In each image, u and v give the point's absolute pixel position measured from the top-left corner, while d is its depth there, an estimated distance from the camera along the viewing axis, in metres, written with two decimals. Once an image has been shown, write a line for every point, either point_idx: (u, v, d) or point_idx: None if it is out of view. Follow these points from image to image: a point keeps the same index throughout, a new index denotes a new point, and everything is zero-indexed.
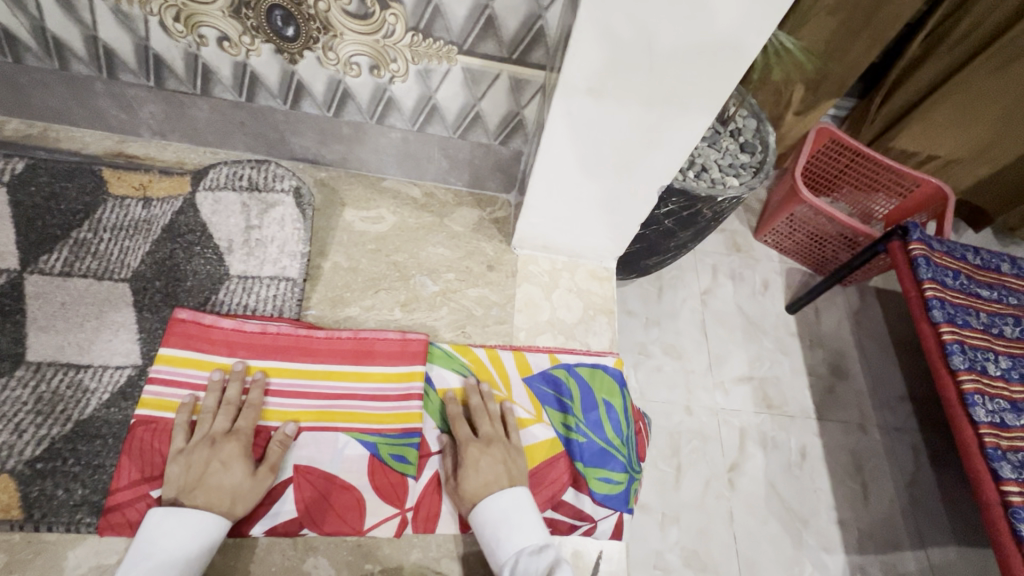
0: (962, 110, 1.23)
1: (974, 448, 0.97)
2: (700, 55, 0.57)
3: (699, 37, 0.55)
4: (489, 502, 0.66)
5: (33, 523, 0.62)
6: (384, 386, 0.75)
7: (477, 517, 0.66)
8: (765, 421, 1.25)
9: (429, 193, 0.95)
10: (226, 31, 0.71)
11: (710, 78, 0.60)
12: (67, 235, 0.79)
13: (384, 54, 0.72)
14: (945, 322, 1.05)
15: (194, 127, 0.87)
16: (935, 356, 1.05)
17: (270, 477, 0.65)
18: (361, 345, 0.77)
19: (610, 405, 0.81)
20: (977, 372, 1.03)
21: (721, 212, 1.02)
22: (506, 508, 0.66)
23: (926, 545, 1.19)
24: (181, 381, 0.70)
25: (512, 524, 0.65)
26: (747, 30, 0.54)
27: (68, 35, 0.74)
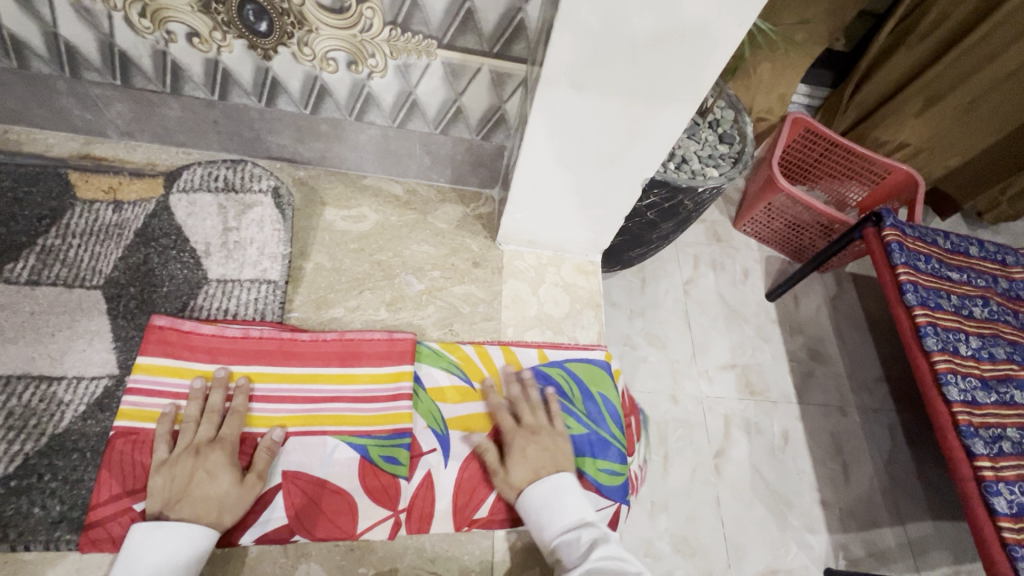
0: (928, 106, 1.27)
1: (947, 426, 1.00)
2: (676, 43, 0.57)
3: (676, 25, 0.55)
4: (531, 491, 0.69)
5: (9, 543, 0.60)
6: (372, 387, 0.74)
7: (524, 503, 0.69)
8: (748, 406, 1.28)
9: (411, 190, 0.94)
10: (195, 27, 0.69)
11: (687, 67, 0.59)
12: (33, 242, 0.76)
13: (362, 49, 0.70)
14: (919, 305, 1.08)
15: (165, 126, 0.84)
16: (910, 339, 1.08)
17: (260, 484, 0.64)
18: (348, 346, 0.76)
19: (607, 397, 0.82)
20: (949, 352, 1.06)
21: (702, 203, 1.03)
22: (540, 497, 0.68)
23: (904, 521, 1.23)
24: (161, 391, 0.68)
25: (559, 503, 0.67)
26: (721, 16, 0.54)
27: (28, 33, 0.70)
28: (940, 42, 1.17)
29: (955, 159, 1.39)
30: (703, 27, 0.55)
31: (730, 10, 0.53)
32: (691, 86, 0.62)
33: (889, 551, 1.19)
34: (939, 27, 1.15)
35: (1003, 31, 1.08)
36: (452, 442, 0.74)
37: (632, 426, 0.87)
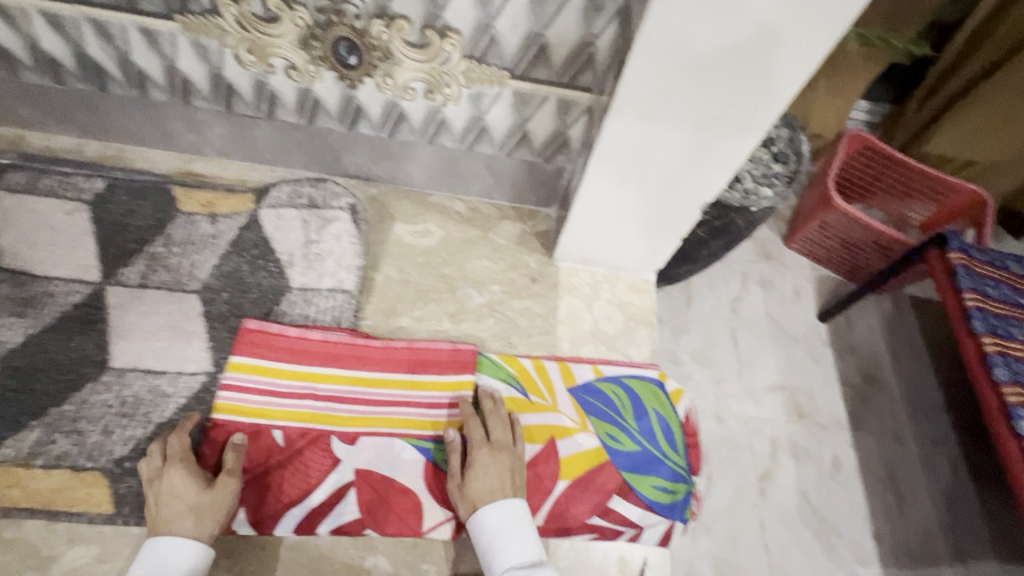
0: (1000, 116, 1.22)
1: (1016, 460, 0.96)
2: (749, 47, 0.56)
3: (748, 27, 0.54)
4: (488, 514, 0.67)
5: (123, 517, 0.68)
6: (437, 394, 0.79)
7: (476, 526, 0.67)
8: (797, 430, 1.26)
9: (473, 207, 0.98)
10: (293, 60, 0.76)
11: (760, 71, 0.59)
12: (142, 249, 0.85)
13: (439, 79, 0.76)
14: (986, 332, 1.05)
15: (257, 146, 0.92)
16: (975, 367, 1.04)
17: (234, 481, 0.67)
18: (415, 354, 0.81)
19: (661, 414, 0.84)
20: (1021, 384, 1.01)
21: (754, 223, 1.05)
22: (501, 520, 0.66)
23: (966, 561, 1.17)
24: (250, 388, 0.75)
25: (511, 535, 0.66)
26: (797, 16, 0.53)
27: (151, 67, 0.80)
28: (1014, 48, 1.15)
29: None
30: (778, 28, 0.54)
31: (806, 9, 0.53)
32: (754, 108, 0.63)
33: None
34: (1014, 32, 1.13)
35: None
36: None
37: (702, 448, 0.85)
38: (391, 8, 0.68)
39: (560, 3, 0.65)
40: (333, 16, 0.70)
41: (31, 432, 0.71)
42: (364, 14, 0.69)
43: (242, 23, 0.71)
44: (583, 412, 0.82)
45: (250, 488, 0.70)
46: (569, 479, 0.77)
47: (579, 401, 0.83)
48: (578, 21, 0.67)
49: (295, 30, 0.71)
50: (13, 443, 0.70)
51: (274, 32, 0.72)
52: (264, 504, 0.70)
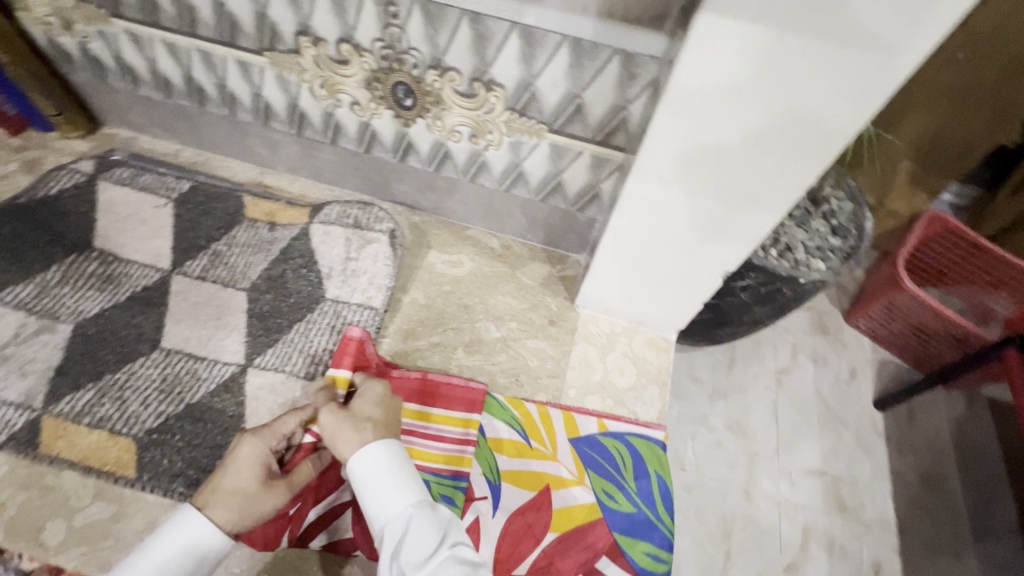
0: None
1: None
2: (837, 121, 0.54)
3: (846, 101, 0.52)
4: (371, 461, 0.60)
5: (141, 482, 0.75)
6: (443, 428, 0.81)
7: (360, 474, 0.60)
8: (835, 524, 1.16)
9: (506, 245, 1.03)
10: (357, 97, 0.85)
11: (839, 147, 0.56)
12: (208, 246, 0.97)
13: (483, 126, 0.82)
14: None
15: (320, 167, 1.02)
16: None
17: (282, 499, 0.65)
18: (427, 385, 0.84)
19: (663, 480, 0.82)
20: None
21: (802, 294, 1.01)
22: (387, 465, 0.60)
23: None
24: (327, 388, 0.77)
25: (395, 479, 0.60)
26: (821, 106, 0.53)
27: (241, 91, 0.91)
28: None
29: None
30: (873, 108, 0.52)
31: (832, 100, 0.52)
32: (776, 186, 0.62)
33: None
34: None
35: None
36: (502, 493, 0.79)
37: None
38: (445, 61, 0.75)
39: (598, 69, 0.69)
40: (394, 63, 0.77)
41: (83, 393, 0.80)
42: (421, 64, 0.76)
43: (318, 62, 0.81)
44: (583, 465, 0.82)
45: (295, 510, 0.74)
46: (560, 532, 0.77)
47: (580, 453, 0.83)
48: (615, 86, 0.70)
49: (361, 72, 0.80)
50: (69, 400, 0.79)
51: (344, 72, 0.81)
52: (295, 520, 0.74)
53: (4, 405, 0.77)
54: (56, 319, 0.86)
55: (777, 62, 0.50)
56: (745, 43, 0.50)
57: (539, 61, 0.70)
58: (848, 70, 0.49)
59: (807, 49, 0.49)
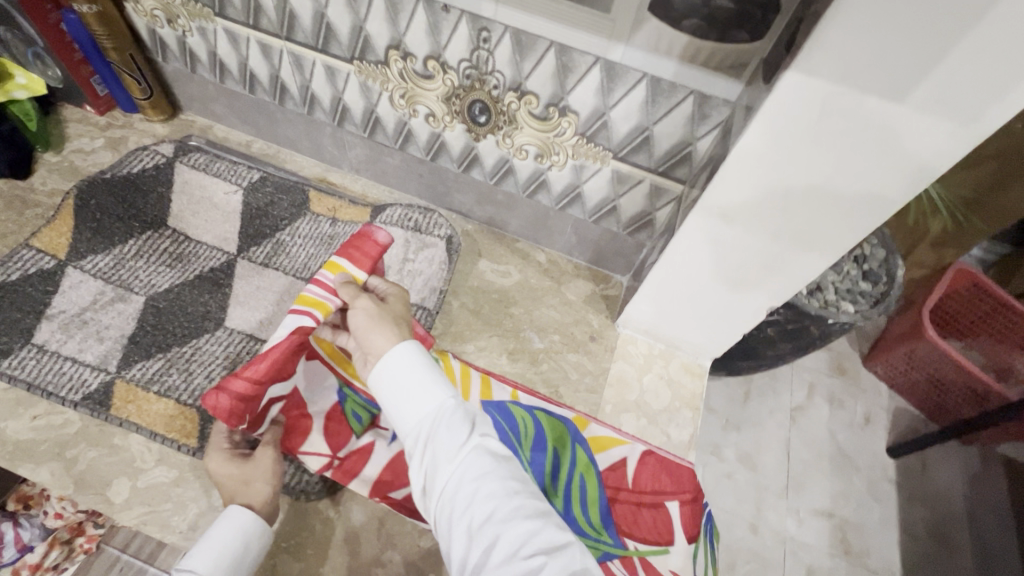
0: None
1: None
2: (900, 180, 0.58)
3: (911, 162, 0.56)
4: (402, 356, 0.59)
5: (201, 455, 0.78)
6: None
7: (387, 367, 0.59)
8: (840, 565, 1.18)
9: (552, 260, 1.07)
10: (433, 109, 0.90)
11: (898, 202, 0.60)
12: (273, 235, 1.03)
13: (550, 147, 0.87)
14: None
15: (384, 170, 1.08)
16: None
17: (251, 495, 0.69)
18: None
19: (559, 455, 0.75)
20: None
21: (829, 334, 1.03)
22: (413, 362, 0.59)
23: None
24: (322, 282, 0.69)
25: (420, 372, 0.59)
26: (887, 163, 0.57)
27: (323, 94, 0.97)
28: None
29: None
30: (938, 172, 0.56)
31: (897, 159, 0.56)
32: (833, 232, 0.66)
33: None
34: None
35: None
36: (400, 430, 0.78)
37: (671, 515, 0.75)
38: (525, 85, 0.80)
39: (671, 106, 0.74)
40: (476, 83, 0.83)
41: (153, 363, 0.86)
42: (502, 85, 0.81)
43: (404, 75, 0.86)
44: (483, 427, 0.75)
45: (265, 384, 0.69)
46: None
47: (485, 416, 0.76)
48: (685, 124, 0.75)
49: (443, 88, 0.85)
50: (140, 366, 0.85)
51: (426, 86, 0.86)
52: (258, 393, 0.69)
53: (80, 366, 0.83)
54: (130, 290, 0.93)
55: (851, 120, 0.55)
56: (825, 101, 0.54)
57: (616, 94, 0.75)
58: (916, 133, 0.53)
59: (880, 112, 0.53)
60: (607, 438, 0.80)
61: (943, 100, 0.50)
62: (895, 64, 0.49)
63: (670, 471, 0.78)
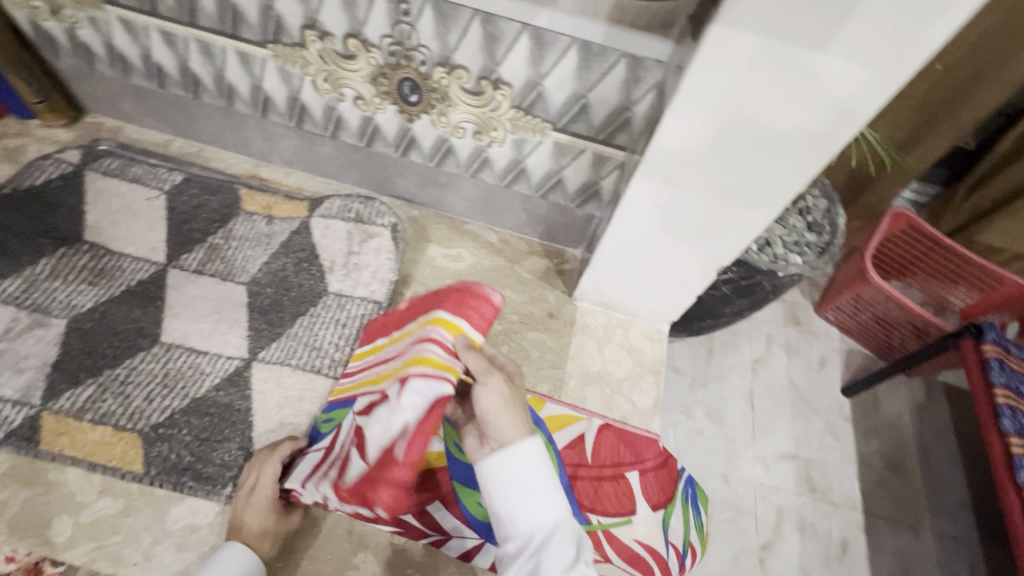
0: None
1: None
2: (830, 130, 0.58)
3: (841, 111, 0.56)
4: (524, 458, 0.54)
5: (149, 478, 0.74)
6: (368, 361, 0.78)
7: (502, 467, 0.55)
8: (806, 504, 1.24)
9: (504, 239, 1.05)
10: (361, 92, 0.85)
11: (830, 153, 0.61)
12: (204, 239, 0.96)
13: (487, 123, 0.84)
14: (1015, 433, 1.00)
15: (319, 160, 1.02)
16: (1001, 469, 1.00)
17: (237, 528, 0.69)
18: (393, 318, 0.79)
19: None
20: None
21: (781, 286, 1.08)
22: (534, 468, 0.55)
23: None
24: (435, 340, 0.61)
25: (541, 484, 0.55)
26: (816, 114, 0.57)
27: (240, 83, 0.90)
28: None
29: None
30: (865, 118, 0.56)
31: (826, 109, 0.56)
32: (771, 187, 0.66)
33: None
34: None
35: None
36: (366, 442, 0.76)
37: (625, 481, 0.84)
38: (453, 59, 0.76)
39: (605, 71, 0.72)
40: (402, 60, 0.78)
41: (84, 389, 0.79)
42: (429, 61, 0.77)
43: (324, 57, 0.81)
44: None
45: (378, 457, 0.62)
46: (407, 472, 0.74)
47: None
48: (620, 88, 0.73)
49: (367, 67, 0.80)
50: (69, 395, 0.78)
51: (350, 67, 0.81)
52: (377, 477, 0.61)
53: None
54: (49, 313, 0.84)
55: (781, 72, 0.54)
56: (752, 55, 0.54)
57: (548, 62, 0.72)
58: (841, 81, 0.54)
59: (805, 63, 0.53)
60: (562, 416, 0.87)
61: (863, 47, 0.50)
62: (816, 12, 0.49)
63: (626, 441, 0.87)
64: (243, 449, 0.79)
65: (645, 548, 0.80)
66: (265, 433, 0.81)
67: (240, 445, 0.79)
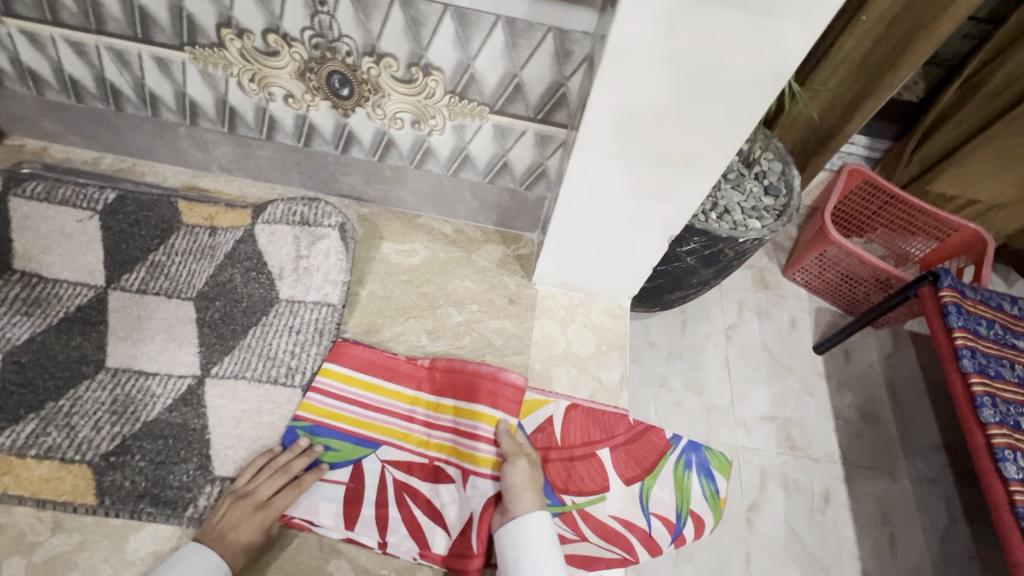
0: (1002, 159, 1.21)
1: (1002, 503, 0.94)
2: (758, 87, 0.58)
3: (768, 64, 0.56)
4: (534, 523, 0.70)
5: (104, 509, 0.72)
6: (369, 397, 0.84)
7: (518, 530, 0.70)
8: (788, 462, 1.26)
9: (459, 230, 1.04)
10: (290, 89, 0.82)
11: (761, 111, 0.61)
12: (145, 257, 0.92)
13: (424, 111, 0.82)
14: (975, 372, 1.03)
15: (258, 165, 0.99)
16: (964, 407, 1.03)
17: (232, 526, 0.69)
18: (404, 368, 0.87)
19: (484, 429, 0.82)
20: (1009, 427, 0.99)
21: (743, 253, 1.07)
22: (541, 533, 0.70)
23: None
24: (483, 438, 0.81)
25: (543, 550, 0.69)
26: (742, 72, 0.57)
27: (163, 91, 0.86)
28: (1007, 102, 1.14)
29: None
30: (790, 72, 0.57)
31: (751, 66, 0.56)
32: (709, 150, 0.66)
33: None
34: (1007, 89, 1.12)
35: None
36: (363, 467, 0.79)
37: (597, 458, 0.85)
38: (379, 47, 0.73)
39: (533, 47, 0.71)
40: (327, 52, 0.75)
41: (26, 425, 0.76)
42: (355, 51, 0.75)
43: (246, 56, 0.78)
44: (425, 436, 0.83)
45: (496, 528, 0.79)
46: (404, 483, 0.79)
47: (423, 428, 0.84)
48: (551, 64, 0.72)
49: (292, 63, 0.77)
50: (10, 433, 0.75)
51: (274, 64, 0.78)
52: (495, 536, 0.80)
53: None
54: None
55: (703, 32, 0.54)
56: (673, 16, 0.53)
57: (475, 43, 0.71)
58: (762, 36, 0.54)
59: (725, 19, 0.53)
60: (530, 400, 0.87)
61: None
62: None
63: (598, 420, 0.88)
64: (202, 469, 0.76)
65: (621, 522, 0.81)
66: (225, 450, 0.78)
67: (197, 465, 0.77)
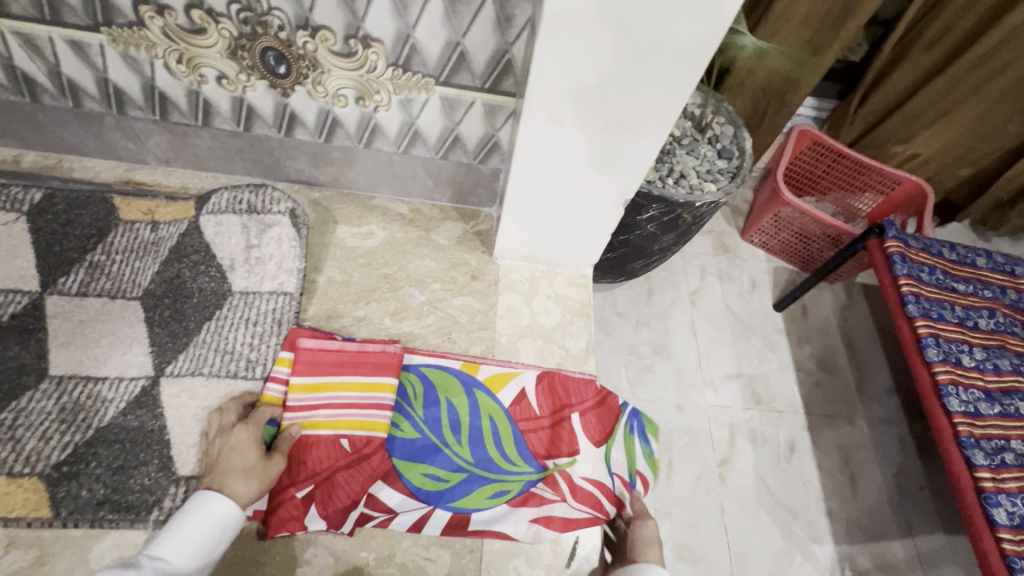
0: (940, 112, 1.25)
1: (947, 436, 1.00)
2: (697, 42, 0.59)
3: (705, 20, 0.56)
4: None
5: (60, 521, 0.69)
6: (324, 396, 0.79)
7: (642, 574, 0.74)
8: (754, 416, 1.32)
9: (416, 209, 1.02)
10: (223, 70, 0.78)
11: (702, 67, 0.62)
12: (82, 258, 0.86)
13: (368, 87, 0.79)
14: (920, 316, 1.09)
15: (197, 153, 0.94)
16: (911, 349, 1.09)
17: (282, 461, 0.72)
18: (343, 357, 0.81)
19: (454, 404, 0.84)
20: (951, 363, 1.06)
21: (700, 217, 1.09)
22: None
23: (912, 534, 1.24)
24: (377, 405, 0.79)
25: None
26: (680, 28, 0.57)
27: (82, 78, 0.81)
28: (942, 55, 1.18)
29: (989, 155, 1.35)
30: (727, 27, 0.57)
31: (688, 22, 0.57)
32: (655, 112, 0.67)
33: (898, 563, 1.21)
34: (940, 41, 1.15)
35: (993, 57, 1.12)
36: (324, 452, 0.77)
37: (568, 423, 0.86)
38: (313, 20, 0.70)
39: (474, 13, 0.69)
40: (258, 27, 0.72)
41: None
42: (288, 26, 0.71)
43: (169, 34, 0.73)
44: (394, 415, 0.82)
45: (321, 487, 0.75)
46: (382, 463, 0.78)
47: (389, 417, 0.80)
48: (493, 29, 0.71)
49: (222, 40, 0.73)
50: None
51: (201, 42, 0.74)
52: (336, 498, 0.74)
53: None
54: None
55: None
56: None
57: (413, 11, 0.69)
58: None
59: None
60: (497, 375, 0.87)
61: None
62: None
63: (568, 387, 0.89)
64: (164, 470, 0.74)
65: (592, 484, 0.83)
66: (187, 448, 0.76)
67: (159, 467, 0.74)
